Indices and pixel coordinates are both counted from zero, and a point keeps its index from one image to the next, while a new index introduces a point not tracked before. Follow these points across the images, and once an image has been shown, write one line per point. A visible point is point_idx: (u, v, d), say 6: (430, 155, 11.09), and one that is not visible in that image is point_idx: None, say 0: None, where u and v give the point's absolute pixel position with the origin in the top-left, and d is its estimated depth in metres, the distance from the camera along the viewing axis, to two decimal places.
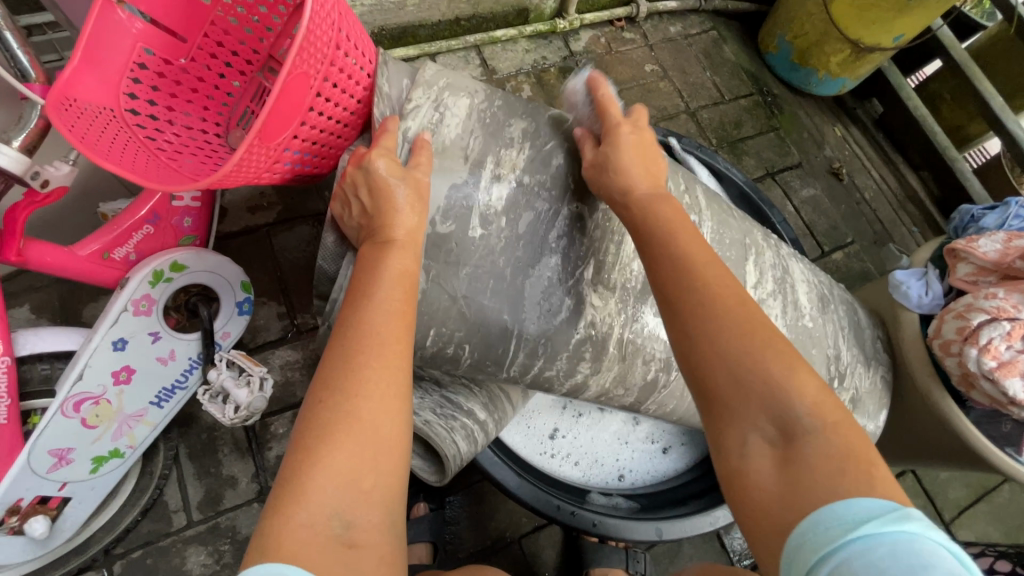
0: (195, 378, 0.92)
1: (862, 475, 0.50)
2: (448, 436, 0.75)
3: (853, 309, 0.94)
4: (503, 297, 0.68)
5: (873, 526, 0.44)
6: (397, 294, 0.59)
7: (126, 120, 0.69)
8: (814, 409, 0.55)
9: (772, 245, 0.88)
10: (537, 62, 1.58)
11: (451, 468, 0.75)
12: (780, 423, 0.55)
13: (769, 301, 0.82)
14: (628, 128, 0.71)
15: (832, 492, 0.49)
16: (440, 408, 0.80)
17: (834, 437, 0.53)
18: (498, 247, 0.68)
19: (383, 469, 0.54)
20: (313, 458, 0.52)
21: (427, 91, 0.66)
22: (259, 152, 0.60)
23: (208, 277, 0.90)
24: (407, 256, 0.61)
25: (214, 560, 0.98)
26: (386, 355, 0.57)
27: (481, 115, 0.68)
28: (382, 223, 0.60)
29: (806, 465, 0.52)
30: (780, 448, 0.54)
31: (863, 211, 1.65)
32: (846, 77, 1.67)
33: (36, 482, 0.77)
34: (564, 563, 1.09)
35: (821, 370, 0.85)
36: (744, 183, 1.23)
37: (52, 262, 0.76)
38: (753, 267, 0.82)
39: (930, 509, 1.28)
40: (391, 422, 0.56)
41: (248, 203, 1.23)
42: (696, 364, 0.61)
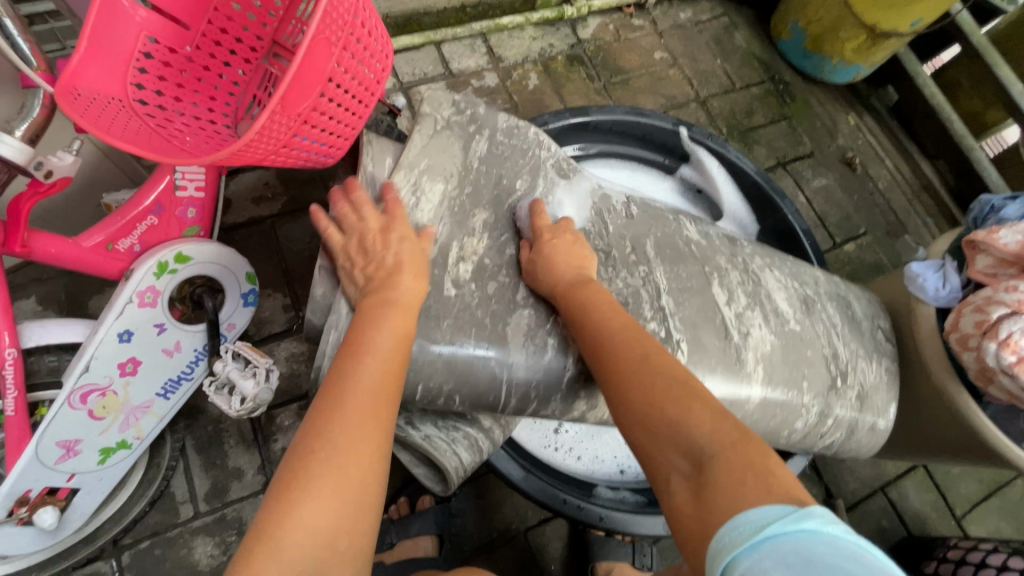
0: (201, 369, 0.92)
1: (760, 487, 0.49)
2: (448, 449, 0.75)
3: (844, 302, 0.95)
4: (489, 342, 0.73)
5: (777, 525, 0.43)
6: (388, 346, 0.64)
7: (135, 109, 0.68)
8: (713, 438, 0.56)
9: (737, 264, 0.91)
10: (544, 50, 1.55)
11: (454, 480, 0.75)
12: (691, 457, 0.56)
13: (749, 313, 0.84)
14: (550, 235, 0.78)
15: (739, 502, 0.48)
16: (442, 420, 0.79)
17: (732, 459, 0.53)
18: (474, 302, 0.75)
19: (357, 521, 0.58)
20: (290, 505, 0.55)
21: (408, 174, 0.76)
22: (281, 122, 0.60)
23: (214, 270, 0.89)
24: (402, 315, 0.66)
25: (220, 551, 0.99)
26: (373, 404, 0.61)
27: (451, 202, 0.79)
28: (386, 288, 0.67)
29: (716, 485, 0.51)
30: (694, 477, 0.54)
31: (877, 201, 1.61)
32: (861, 65, 1.63)
33: (45, 473, 0.77)
34: (570, 555, 1.09)
35: (822, 373, 0.85)
36: (756, 173, 1.19)
37: (57, 253, 0.76)
38: (719, 289, 0.85)
39: (941, 504, 1.27)
40: (366, 474, 0.59)
41: (252, 194, 1.23)
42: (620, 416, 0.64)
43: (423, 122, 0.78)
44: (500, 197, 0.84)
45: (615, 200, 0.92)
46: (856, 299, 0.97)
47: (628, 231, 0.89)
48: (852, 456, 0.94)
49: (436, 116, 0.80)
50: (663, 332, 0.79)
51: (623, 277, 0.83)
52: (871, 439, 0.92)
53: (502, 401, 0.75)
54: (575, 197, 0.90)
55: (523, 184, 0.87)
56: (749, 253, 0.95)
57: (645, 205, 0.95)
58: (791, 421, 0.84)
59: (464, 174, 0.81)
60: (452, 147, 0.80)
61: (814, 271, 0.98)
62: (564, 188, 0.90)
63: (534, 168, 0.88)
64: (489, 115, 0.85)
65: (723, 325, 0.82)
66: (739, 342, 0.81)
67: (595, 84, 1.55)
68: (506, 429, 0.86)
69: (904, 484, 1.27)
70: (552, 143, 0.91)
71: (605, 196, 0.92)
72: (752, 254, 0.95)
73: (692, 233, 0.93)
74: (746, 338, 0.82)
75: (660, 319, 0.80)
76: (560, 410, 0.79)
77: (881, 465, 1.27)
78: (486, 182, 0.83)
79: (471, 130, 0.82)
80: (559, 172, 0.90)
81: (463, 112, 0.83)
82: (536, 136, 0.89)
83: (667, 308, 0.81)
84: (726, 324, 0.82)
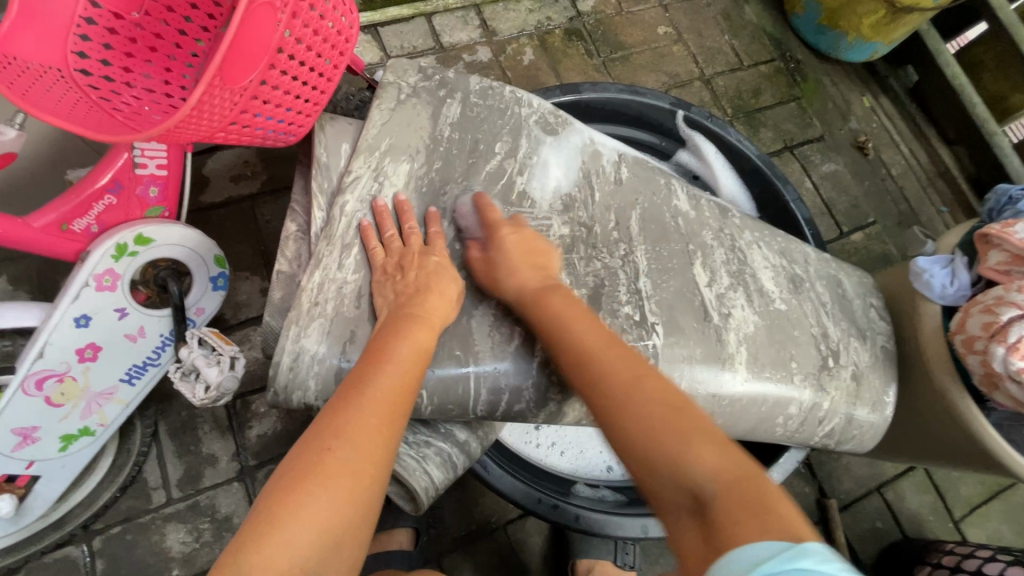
0: (168, 355, 0.89)
1: (762, 526, 0.44)
2: (418, 468, 0.71)
3: (836, 279, 0.89)
4: (454, 337, 0.73)
5: (773, 564, 0.40)
6: (411, 352, 0.65)
7: (76, 80, 0.63)
8: (713, 474, 0.51)
9: (723, 238, 0.86)
10: (541, 23, 1.47)
11: (424, 500, 0.71)
12: (694, 494, 0.50)
13: (730, 294, 0.81)
14: (508, 229, 0.76)
15: (741, 533, 0.44)
16: (413, 434, 0.75)
17: (733, 492, 0.48)
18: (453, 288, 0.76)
19: (358, 527, 0.54)
20: (295, 497, 0.52)
21: (368, 159, 0.77)
22: (221, 96, 0.55)
23: (179, 252, 0.85)
24: (426, 331, 0.67)
25: (193, 538, 0.98)
26: (387, 409, 0.60)
27: (419, 181, 0.79)
28: (413, 305, 0.68)
29: (718, 525, 0.46)
30: (698, 517, 0.49)
31: (889, 187, 1.53)
32: (879, 42, 1.53)
33: (1, 459, 0.76)
34: (550, 550, 1.06)
35: (811, 354, 0.80)
36: (758, 157, 1.11)
37: (5, 234, 0.72)
38: (701, 269, 0.83)
39: (940, 506, 1.22)
40: (370, 477, 0.56)
41: (231, 172, 1.18)
42: (620, 452, 0.59)
43: (386, 94, 0.80)
44: (474, 165, 0.82)
45: (606, 160, 0.88)
46: (847, 276, 0.91)
47: (615, 199, 0.86)
48: (852, 449, 0.85)
49: (401, 85, 0.81)
50: (636, 315, 0.77)
51: (601, 258, 0.82)
52: (863, 437, 0.85)
53: (471, 399, 0.72)
54: (563, 154, 0.86)
55: (503, 145, 0.84)
56: (739, 225, 0.89)
57: (638, 160, 0.90)
58: (785, 406, 0.78)
59: (433, 148, 0.81)
60: (419, 117, 0.81)
61: (804, 247, 0.91)
62: (551, 144, 0.86)
63: (515, 127, 0.85)
64: (460, 79, 0.85)
65: (703, 308, 0.79)
66: (719, 323, 0.79)
67: (594, 60, 1.47)
68: (484, 440, 0.81)
69: (902, 485, 1.23)
70: (533, 100, 0.88)
71: (596, 153, 0.88)
72: (742, 227, 0.89)
73: (682, 203, 0.89)
74: (728, 318, 0.79)
75: (635, 302, 0.78)
76: (535, 403, 0.75)
77: (879, 465, 1.23)
78: (459, 151, 0.82)
79: (441, 94, 0.83)
80: (545, 129, 0.87)
81: (431, 79, 0.84)
82: (513, 94, 0.87)
83: (644, 291, 0.79)
84: (706, 305, 0.80)
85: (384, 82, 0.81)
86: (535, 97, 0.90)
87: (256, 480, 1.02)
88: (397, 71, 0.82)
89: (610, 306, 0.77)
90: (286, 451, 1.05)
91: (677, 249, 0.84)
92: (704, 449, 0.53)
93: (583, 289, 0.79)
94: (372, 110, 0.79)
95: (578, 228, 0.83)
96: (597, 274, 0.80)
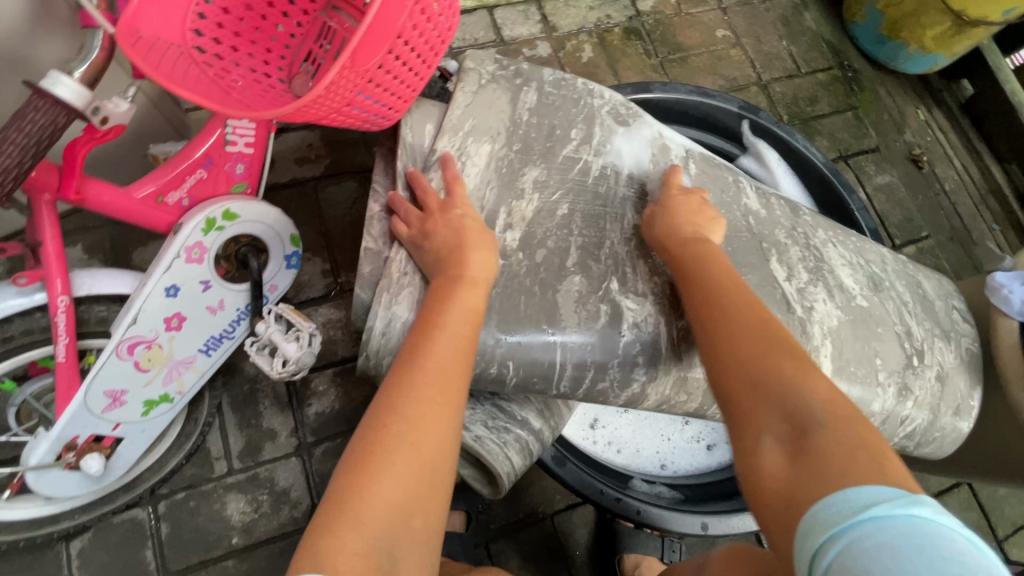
0: (243, 329, 0.91)
1: (875, 466, 0.47)
2: (500, 453, 0.75)
3: (914, 281, 0.90)
4: (538, 311, 0.75)
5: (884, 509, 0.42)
6: (457, 328, 0.65)
7: (193, 56, 0.65)
8: (824, 407, 0.54)
9: (796, 237, 0.87)
10: (600, 21, 1.47)
11: (506, 484, 0.77)
12: (793, 421, 0.54)
13: (810, 289, 0.81)
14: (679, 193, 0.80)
15: (845, 476, 0.47)
16: (492, 420, 0.79)
17: (845, 432, 0.51)
18: (539, 261, 0.78)
19: (427, 501, 0.56)
20: (370, 477, 0.54)
21: (453, 138, 0.79)
22: (347, 77, 0.57)
23: (260, 229, 0.86)
24: (473, 297, 0.68)
25: (253, 508, 1.00)
26: (446, 384, 0.61)
27: (501, 160, 0.80)
28: (456, 269, 0.68)
29: (818, 458, 0.50)
30: (792, 445, 0.53)
31: (942, 203, 1.52)
32: (940, 55, 1.52)
33: (92, 420, 0.78)
34: (596, 543, 1.08)
35: (895, 351, 0.80)
36: (824, 164, 1.12)
37: (108, 203, 0.74)
38: (778, 265, 0.81)
39: (983, 525, 1.22)
40: (436, 450, 0.58)
41: (296, 154, 1.21)
42: (717, 365, 0.62)
43: (468, 79, 0.82)
44: (553, 148, 0.83)
45: (674, 154, 0.89)
46: (925, 279, 0.92)
47: (684, 192, 0.87)
48: (931, 453, 0.85)
49: (480, 71, 0.83)
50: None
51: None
52: (944, 441, 0.85)
53: (556, 372, 0.74)
54: (634, 147, 0.88)
55: (579, 131, 0.85)
56: (811, 224, 0.90)
57: (705, 160, 0.92)
58: (869, 403, 0.77)
59: (514, 130, 0.82)
60: (500, 101, 0.82)
61: (880, 249, 0.93)
62: (623, 135, 0.88)
63: (588, 117, 0.87)
64: (535, 68, 0.88)
65: (785, 299, 0.78)
66: (803, 316, 0.77)
67: (652, 60, 1.47)
68: (555, 428, 0.85)
69: (946, 501, 1.22)
70: (604, 91, 0.90)
71: (664, 147, 0.89)
72: (815, 227, 0.90)
73: (751, 205, 0.89)
74: (811, 311, 0.78)
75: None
76: (618, 382, 0.76)
77: (924, 479, 1.23)
78: (538, 133, 0.83)
79: (518, 82, 0.85)
80: (616, 119, 0.89)
81: (507, 68, 0.86)
82: (585, 85, 0.89)
83: None
84: (787, 298, 0.78)
85: (464, 68, 0.83)
86: (606, 89, 0.92)
87: (313, 456, 1.05)
88: (475, 60, 0.85)
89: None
90: (343, 428, 1.07)
91: (748, 246, 0.82)
92: (824, 386, 0.56)
93: (663, 277, 0.79)
94: (457, 92, 0.81)
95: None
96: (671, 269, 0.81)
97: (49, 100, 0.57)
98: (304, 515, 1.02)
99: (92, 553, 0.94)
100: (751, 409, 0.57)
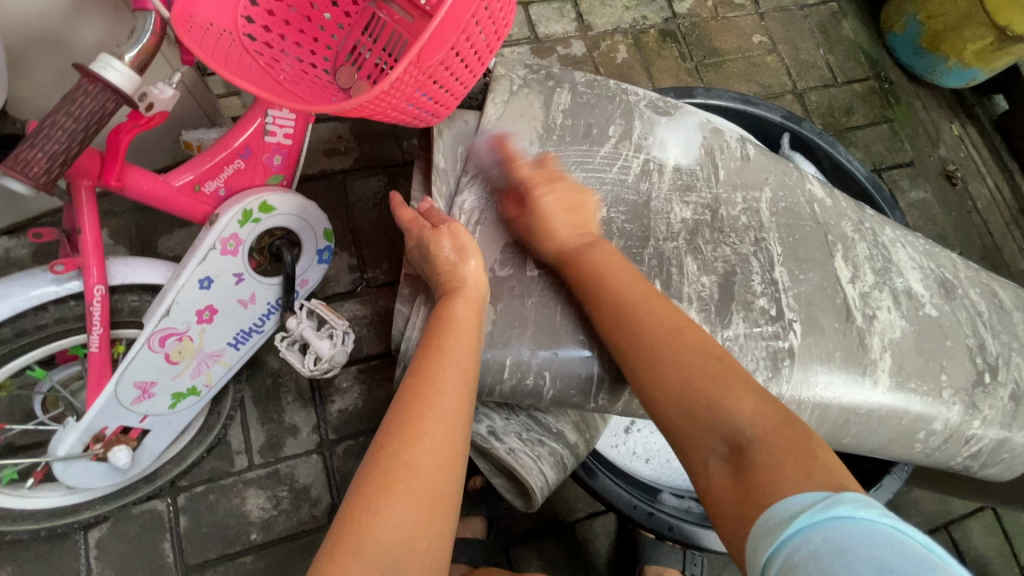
0: (272, 323, 0.89)
1: (802, 474, 0.48)
2: (534, 467, 0.73)
3: (991, 290, 0.87)
4: (577, 322, 0.72)
5: (809, 515, 0.43)
6: (457, 345, 0.64)
7: (243, 43, 0.64)
8: (754, 421, 0.55)
9: (864, 232, 0.85)
10: (636, 21, 1.45)
11: (538, 498, 0.74)
12: (731, 441, 0.55)
13: (875, 294, 0.79)
14: (544, 187, 0.74)
15: (776, 494, 0.48)
16: (526, 432, 0.78)
17: (774, 442, 0.53)
18: (557, 282, 0.74)
19: (436, 522, 0.54)
20: (374, 502, 0.53)
21: (484, 159, 0.78)
22: (410, 75, 0.55)
23: (293, 222, 0.84)
24: (468, 309, 0.67)
25: (272, 504, 0.99)
26: (449, 400, 0.60)
27: (532, 174, 0.79)
28: (451, 283, 0.68)
29: (755, 475, 0.51)
30: (734, 463, 0.54)
31: (974, 220, 1.49)
32: (979, 70, 1.48)
33: (121, 412, 0.76)
34: (617, 553, 1.06)
35: (965, 367, 0.78)
36: (867, 177, 1.09)
37: (147, 190, 0.72)
38: (843, 263, 0.81)
39: (1007, 550, 1.20)
40: (440, 469, 0.56)
41: (325, 145, 1.19)
42: (645, 390, 0.63)
43: (500, 86, 0.81)
44: (589, 150, 0.81)
45: (729, 136, 0.87)
46: (1003, 288, 0.89)
47: (742, 176, 0.85)
48: (997, 474, 0.82)
49: (512, 77, 0.83)
50: (773, 308, 0.75)
51: (730, 243, 0.80)
52: (1008, 465, 0.81)
53: (594, 385, 0.72)
54: (681, 134, 0.85)
55: (617, 128, 0.83)
56: (879, 221, 0.88)
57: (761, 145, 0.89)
58: (928, 422, 0.76)
59: (547, 137, 0.81)
60: (532, 108, 0.81)
61: (950, 254, 0.90)
62: (666, 125, 0.86)
63: (627, 111, 0.85)
64: (565, 73, 0.86)
65: (846, 306, 0.77)
66: (863, 324, 0.76)
67: (688, 64, 1.44)
68: (589, 442, 0.84)
69: (970, 524, 1.20)
70: (638, 88, 0.88)
71: (716, 130, 0.87)
72: (882, 224, 0.88)
73: (817, 189, 0.87)
74: (872, 320, 0.77)
75: (771, 295, 0.76)
76: None
77: (948, 501, 1.21)
78: (574, 137, 0.81)
79: (550, 85, 0.84)
80: (657, 111, 0.86)
81: (538, 73, 0.85)
82: (618, 85, 0.87)
83: (781, 281, 0.77)
84: (849, 304, 0.77)
85: (495, 75, 0.82)
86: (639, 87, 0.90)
87: (335, 454, 1.03)
88: (506, 65, 0.84)
89: (744, 297, 0.75)
90: (365, 427, 1.05)
91: (803, 246, 0.82)
92: (742, 396, 0.57)
93: (712, 276, 0.77)
94: (487, 105, 0.80)
95: (702, 212, 0.81)
96: (727, 259, 0.78)
97: (100, 85, 0.55)
98: (324, 513, 1.00)
99: (111, 544, 0.92)
100: (691, 435, 0.58)
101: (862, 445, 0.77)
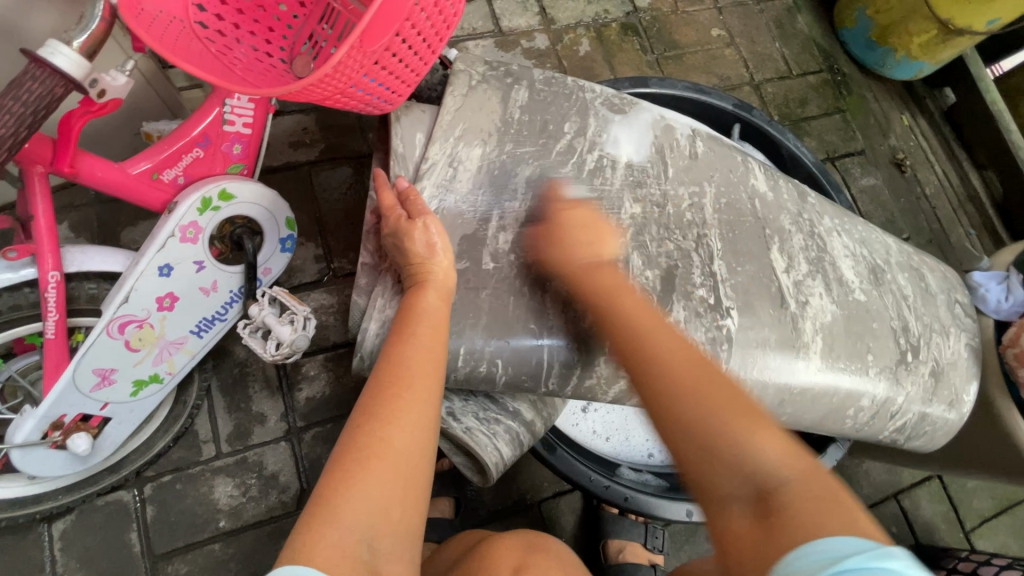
0: (235, 311, 0.90)
1: (839, 517, 0.45)
2: (489, 444, 0.76)
3: (918, 274, 0.93)
4: (529, 311, 0.75)
5: (856, 560, 0.40)
6: (430, 334, 0.66)
7: (194, 30, 0.65)
8: (782, 464, 0.51)
9: (802, 223, 0.90)
10: (598, 15, 1.48)
11: (494, 474, 0.78)
12: (757, 485, 0.50)
13: (808, 283, 0.84)
14: (568, 207, 0.77)
15: (817, 529, 0.44)
16: (483, 412, 0.80)
17: (807, 486, 0.49)
18: (511, 273, 0.77)
19: (410, 496, 0.56)
20: (350, 476, 0.54)
21: (443, 146, 0.80)
22: (355, 59, 0.58)
23: (253, 210, 0.85)
24: (439, 299, 0.69)
25: (240, 492, 1.00)
26: (424, 382, 0.62)
27: (492, 163, 0.81)
28: (423, 274, 0.70)
29: (790, 519, 0.46)
30: (759, 508, 0.49)
31: (922, 206, 1.56)
32: (925, 62, 1.55)
33: (79, 399, 0.77)
34: (581, 529, 1.10)
35: (890, 347, 0.84)
36: (813, 163, 1.14)
37: (102, 177, 0.73)
38: (779, 255, 0.85)
39: (952, 517, 1.27)
40: (417, 447, 0.58)
41: (290, 138, 1.20)
42: (661, 419, 0.59)
43: (458, 80, 0.83)
44: (546, 142, 0.84)
45: (679, 134, 0.90)
46: (931, 272, 0.95)
47: (690, 175, 0.88)
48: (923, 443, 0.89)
49: (471, 72, 0.84)
50: (711, 297, 0.79)
51: (676, 235, 0.83)
52: (932, 436, 0.89)
53: (544, 371, 0.75)
54: (633, 132, 0.88)
55: (572, 124, 0.86)
56: (818, 210, 0.93)
57: (711, 138, 0.92)
58: (857, 400, 0.81)
59: (504, 130, 0.83)
60: (490, 101, 0.83)
61: (885, 240, 0.95)
62: (619, 123, 0.88)
63: (582, 108, 0.87)
64: (524, 70, 0.88)
65: (780, 293, 0.81)
66: (797, 310, 0.81)
67: (648, 56, 1.48)
68: (547, 420, 0.87)
69: (917, 493, 1.27)
70: (594, 87, 0.91)
71: (668, 128, 0.90)
72: (822, 215, 0.93)
73: (760, 185, 0.91)
74: (805, 306, 0.82)
75: (711, 283, 0.80)
76: (605, 380, 0.77)
77: (897, 472, 1.27)
78: (530, 131, 0.84)
79: (507, 81, 0.86)
80: (612, 109, 0.89)
81: (497, 69, 0.87)
82: (576, 83, 0.90)
83: (719, 273, 0.81)
84: (783, 292, 0.82)
85: (455, 69, 0.84)
86: (596, 84, 0.93)
87: (302, 441, 1.04)
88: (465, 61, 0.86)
89: (685, 287, 0.79)
90: (332, 415, 1.07)
91: (749, 232, 0.86)
92: (769, 437, 0.53)
93: (656, 271, 0.80)
94: (446, 96, 0.82)
95: (651, 208, 0.84)
96: (671, 256, 0.81)
97: (47, 70, 0.55)
98: (293, 499, 1.01)
99: (75, 535, 0.92)
100: (709, 471, 0.53)
101: (801, 420, 0.81)
